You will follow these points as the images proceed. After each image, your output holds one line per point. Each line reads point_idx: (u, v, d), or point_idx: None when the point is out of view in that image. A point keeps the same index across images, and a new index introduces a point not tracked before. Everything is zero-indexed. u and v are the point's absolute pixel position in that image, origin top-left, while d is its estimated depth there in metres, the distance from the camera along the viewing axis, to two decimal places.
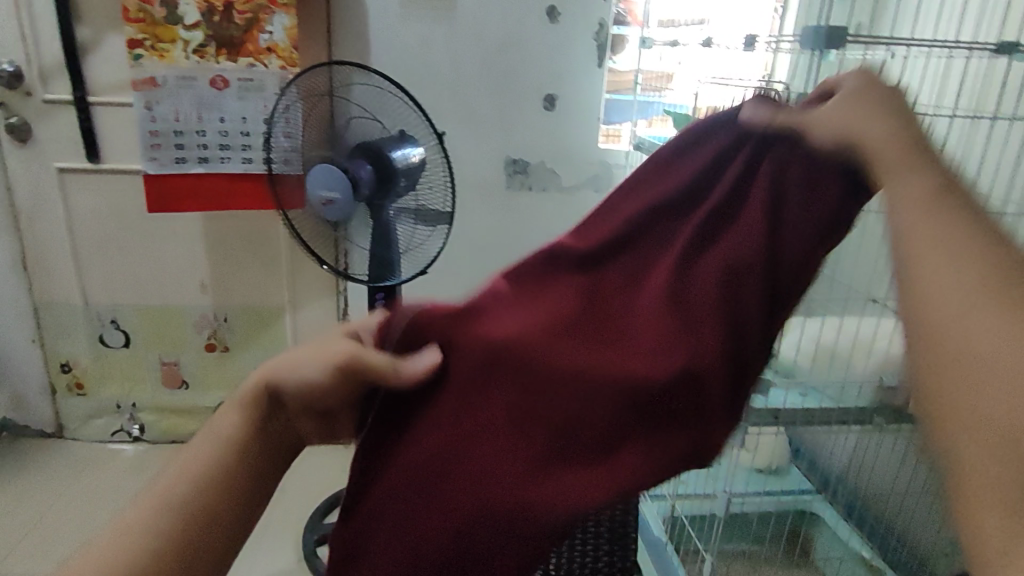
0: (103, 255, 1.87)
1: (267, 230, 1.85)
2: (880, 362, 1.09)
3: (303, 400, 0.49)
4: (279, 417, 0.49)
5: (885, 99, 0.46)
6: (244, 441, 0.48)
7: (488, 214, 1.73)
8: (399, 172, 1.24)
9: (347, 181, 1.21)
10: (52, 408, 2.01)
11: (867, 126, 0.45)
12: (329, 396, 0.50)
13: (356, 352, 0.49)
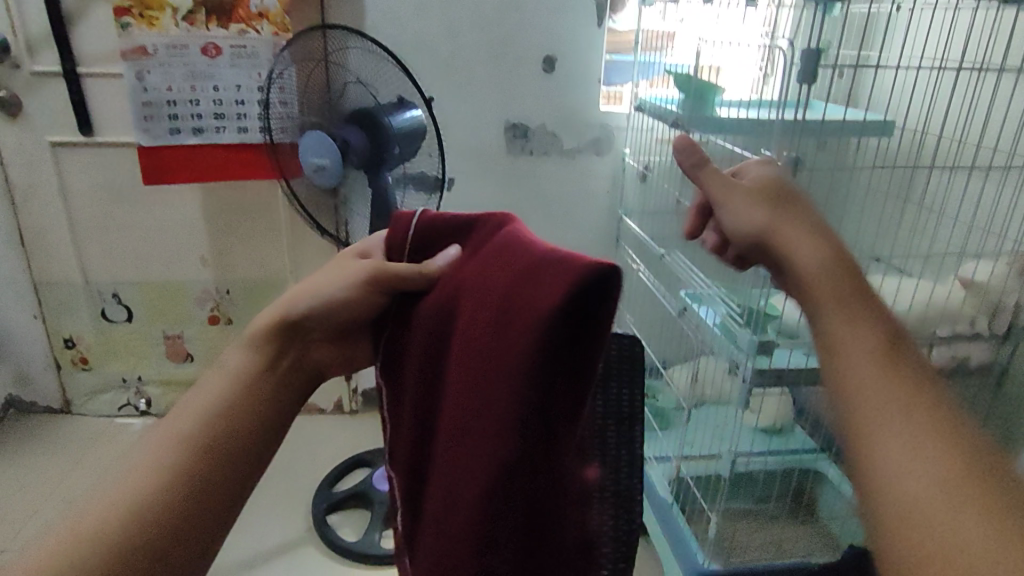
0: (102, 230, 1.86)
1: (266, 201, 1.83)
2: None
3: (308, 327, 0.64)
4: (297, 342, 0.63)
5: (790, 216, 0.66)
6: (259, 371, 0.60)
7: (488, 180, 1.71)
8: (391, 138, 1.22)
9: (337, 149, 1.21)
10: (57, 384, 2.02)
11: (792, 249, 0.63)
12: (336, 311, 0.64)
13: (376, 266, 0.62)
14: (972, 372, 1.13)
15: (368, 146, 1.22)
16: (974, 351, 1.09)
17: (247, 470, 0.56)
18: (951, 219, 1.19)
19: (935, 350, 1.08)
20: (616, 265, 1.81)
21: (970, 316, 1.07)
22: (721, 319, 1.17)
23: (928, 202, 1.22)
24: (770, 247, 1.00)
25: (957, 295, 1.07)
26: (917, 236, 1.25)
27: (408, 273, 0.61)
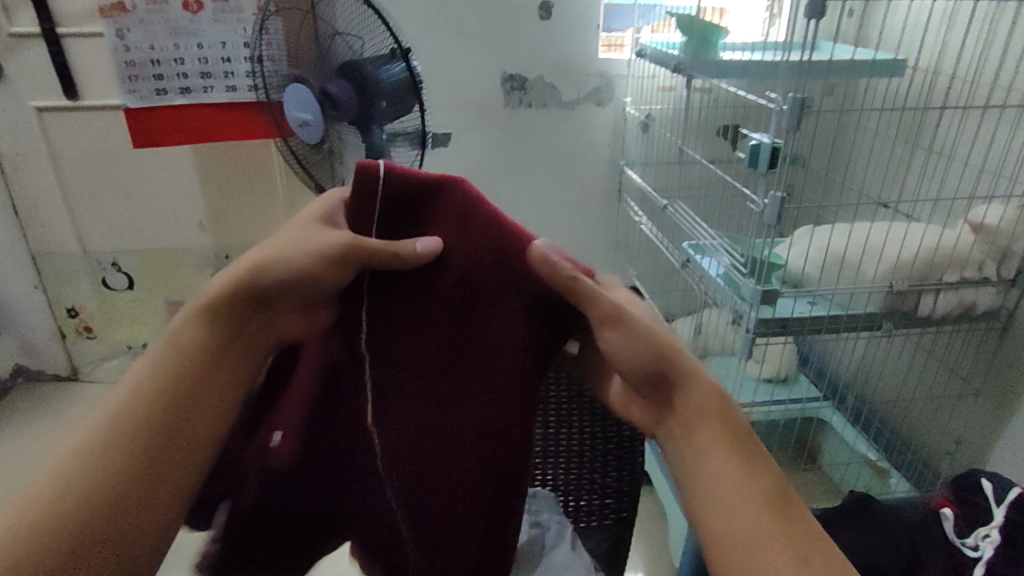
0: (96, 197, 1.83)
1: (260, 162, 1.79)
2: (890, 267, 1.06)
3: (272, 300, 0.63)
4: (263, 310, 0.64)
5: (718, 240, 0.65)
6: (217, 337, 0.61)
7: (486, 135, 1.67)
8: (375, 91, 1.15)
9: (315, 102, 1.20)
10: (63, 353, 2.03)
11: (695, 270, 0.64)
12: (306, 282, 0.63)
13: (352, 239, 0.62)
14: (978, 318, 1.12)
15: (354, 100, 1.17)
16: (979, 298, 1.08)
17: (193, 456, 0.58)
18: (961, 162, 1.15)
19: (941, 296, 1.06)
20: (618, 218, 1.78)
21: (977, 261, 1.05)
22: (724, 270, 1.15)
23: (937, 145, 1.19)
24: (774, 195, 0.97)
25: (966, 241, 1.05)
26: (926, 182, 1.22)
27: (387, 252, 0.63)
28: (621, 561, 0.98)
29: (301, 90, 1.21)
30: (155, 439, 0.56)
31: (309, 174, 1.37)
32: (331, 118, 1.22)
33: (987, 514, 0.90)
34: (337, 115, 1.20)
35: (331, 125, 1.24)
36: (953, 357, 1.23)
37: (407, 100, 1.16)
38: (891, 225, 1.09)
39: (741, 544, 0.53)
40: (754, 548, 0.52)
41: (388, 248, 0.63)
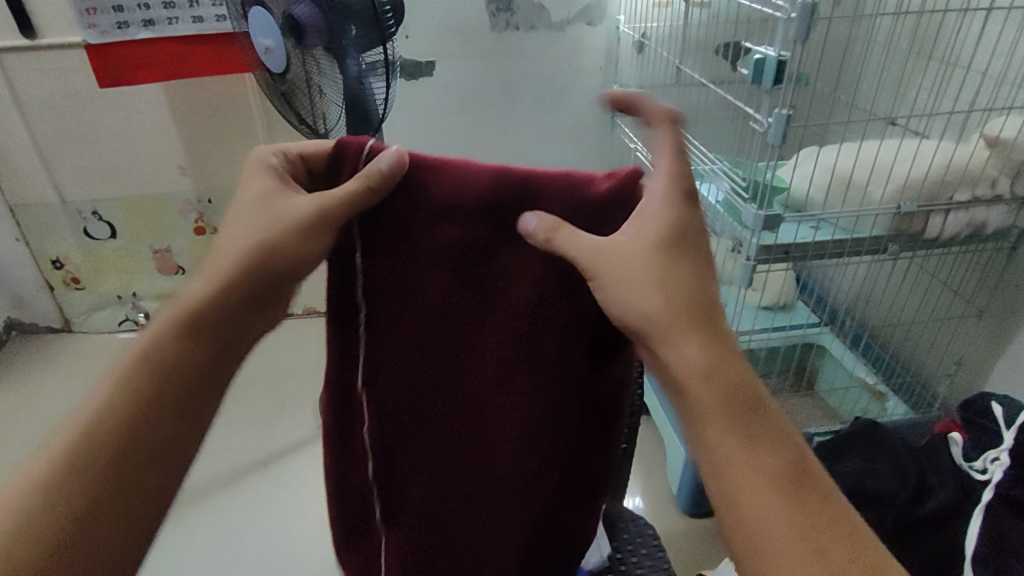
0: (68, 143, 1.75)
1: (237, 100, 1.71)
2: (899, 187, 1.03)
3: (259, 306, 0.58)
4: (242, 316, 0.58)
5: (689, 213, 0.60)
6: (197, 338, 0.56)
7: (473, 62, 1.58)
8: (341, 19, 1.08)
9: (277, 28, 1.13)
10: (53, 305, 2.00)
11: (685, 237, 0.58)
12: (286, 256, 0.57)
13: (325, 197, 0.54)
14: (987, 239, 1.09)
15: (316, 28, 1.10)
16: (991, 218, 1.04)
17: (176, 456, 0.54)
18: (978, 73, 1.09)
19: (951, 216, 1.03)
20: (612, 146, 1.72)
21: (990, 178, 1.01)
22: (724, 195, 1.11)
23: (951, 55, 1.12)
24: (781, 113, 0.92)
25: (980, 157, 1.00)
26: (938, 96, 1.16)
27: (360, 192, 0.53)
28: (622, 491, 0.97)
29: (265, 15, 1.13)
30: (130, 443, 0.52)
31: (291, 110, 1.29)
32: (294, 46, 1.15)
33: (997, 436, 0.90)
34: (302, 44, 1.13)
35: (295, 52, 1.17)
36: (958, 277, 1.21)
37: (374, 32, 1.09)
38: (902, 143, 1.05)
39: (745, 504, 0.51)
40: (759, 505, 0.51)
41: (354, 186, 0.53)
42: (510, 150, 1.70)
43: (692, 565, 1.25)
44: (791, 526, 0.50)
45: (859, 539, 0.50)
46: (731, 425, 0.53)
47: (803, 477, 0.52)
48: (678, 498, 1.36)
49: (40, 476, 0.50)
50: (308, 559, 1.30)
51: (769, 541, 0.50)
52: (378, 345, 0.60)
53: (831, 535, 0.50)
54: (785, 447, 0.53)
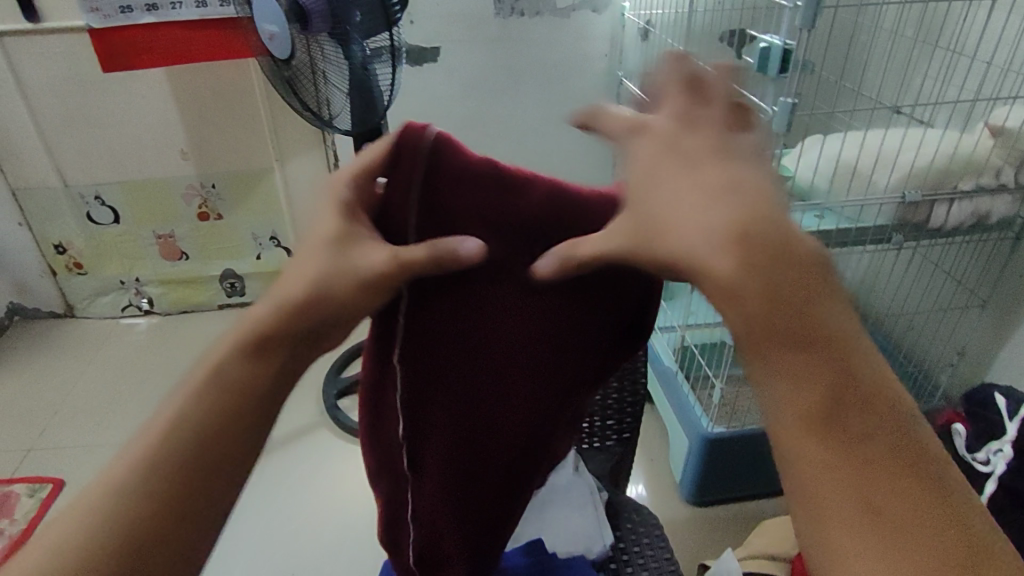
0: (70, 128, 1.75)
1: (241, 86, 1.72)
2: (903, 175, 1.03)
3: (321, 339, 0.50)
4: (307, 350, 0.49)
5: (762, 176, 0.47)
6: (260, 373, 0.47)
7: (477, 48, 1.57)
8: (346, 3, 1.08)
9: (281, 15, 1.12)
10: (56, 290, 2.00)
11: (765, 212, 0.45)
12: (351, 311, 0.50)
13: (398, 254, 0.50)
14: (991, 228, 1.09)
15: (321, 12, 1.09)
16: (995, 208, 1.04)
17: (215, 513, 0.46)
18: (984, 62, 1.08)
19: (956, 205, 1.02)
20: None
21: (995, 167, 1.01)
22: None
23: (957, 43, 1.12)
24: (786, 100, 0.91)
25: (984, 146, 1.00)
26: (944, 84, 1.15)
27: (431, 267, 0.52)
28: (625, 480, 0.98)
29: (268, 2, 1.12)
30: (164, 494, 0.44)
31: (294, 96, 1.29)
32: (297, 30, 1.13)
33: (999, 428, 0.89)
34: (305, 29, 1.12)
35: (299, 38, 1.16)
36: (960, 267, 1.21)
37: (380, 16, 1.09)
38: (907, 132, 1.04)
39: (804, 458, 0.40)
40: (823, 461, 0.39)
41: (424, 259, 0.51)
42: (513, 137, 1.70)
43: (692, 553, 1.27)
44: (856, 493, 0.39)
45: (947, 524, 0.39)
46: (808, 370, 0.40)
47: (885, 433, 0.40)
48: (680, 486, 1.37)
49: (112, 478, 0.44)
50: (310, 543, 1.31)
51: (828, 505, 0.39)
52: (414, 339, 0.58)
53: (909, 510, 0.38)
54: (873, 399, 0.40)
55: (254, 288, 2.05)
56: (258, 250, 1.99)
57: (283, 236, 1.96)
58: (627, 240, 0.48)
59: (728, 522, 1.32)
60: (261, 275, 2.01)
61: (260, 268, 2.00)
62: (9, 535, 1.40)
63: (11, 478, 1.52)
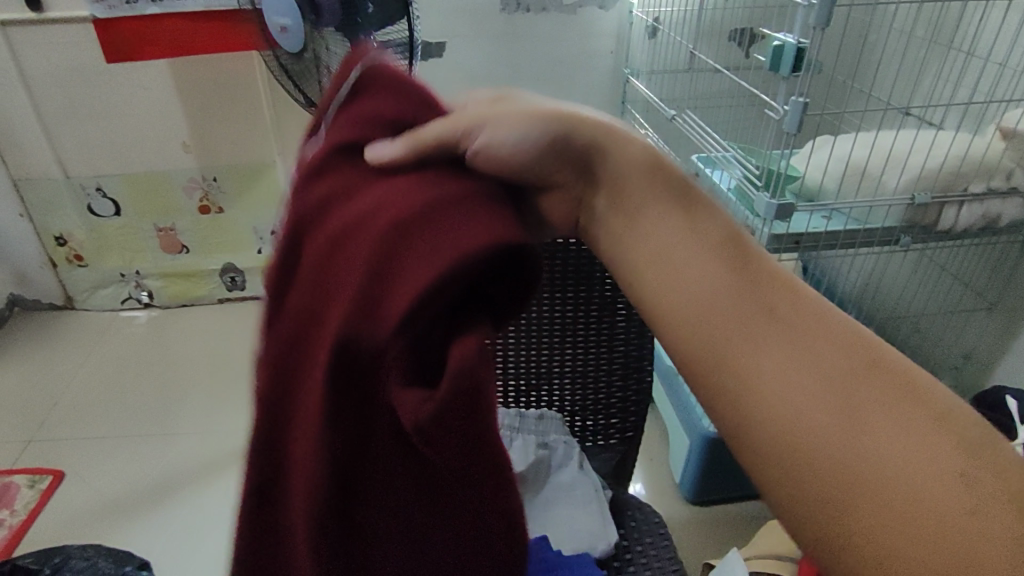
0: (73, 119, 1.74)
1: (245, 79, 1.71)
2: (913, 177, 1.02)
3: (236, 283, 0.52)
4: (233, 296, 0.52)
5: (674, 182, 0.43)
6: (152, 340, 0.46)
7: (481, 42, 1.56)
8: None
9: (293, 7, 1.12)
10: (56, 282, 1.99)
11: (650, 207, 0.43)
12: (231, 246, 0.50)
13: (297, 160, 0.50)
14: (1003, 233, 1.08)
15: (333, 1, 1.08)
16: (1007, 211, 1.03)
17: None
18: (990, 61, 1.08)
19: (966, 208, 1.01)
20: None
21: (1006, 170, 1.00)
22: (735, 182, 1.10)
23: (964, 42, 1.11)
24: (796, 100, 0.90)
25: (996, 149, 0.99)
26: (948, 83, 1.15)
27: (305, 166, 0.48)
28: (628, 478, 0.97)
29: None
30: None
31: (298, 90, 1.28)
32: (310, 23, 1.13)
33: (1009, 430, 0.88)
34: (317, 20, 1.12)
35: (311, 31, 1.16)
36: (967, 269, 1.21)
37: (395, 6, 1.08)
38: (918, 133, 1.03)
39: (732, 356, 0.37)
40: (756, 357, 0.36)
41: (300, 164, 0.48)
42: None
43: (693, 553, 1.26)
44: (795, 383, 0.35)
45: (920, 416, 0.33)
46: (723, 296, 0.38)
47: (801, 335, 0.37)
48: (682, 485, 1.36)
49: None
50: None
51: (770, 423, 0.35)
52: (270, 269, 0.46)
53: (858, 398, 0.34)
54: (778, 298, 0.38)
55: (254, 281, 2.04)
56: (259, 244, 1.98)
57: None
58: (536, 123, 0.43)
59: (729, 521, 1.31)
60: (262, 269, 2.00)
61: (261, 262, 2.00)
62: (10, 525, 1.38)
63: (10, 469, 1.51)
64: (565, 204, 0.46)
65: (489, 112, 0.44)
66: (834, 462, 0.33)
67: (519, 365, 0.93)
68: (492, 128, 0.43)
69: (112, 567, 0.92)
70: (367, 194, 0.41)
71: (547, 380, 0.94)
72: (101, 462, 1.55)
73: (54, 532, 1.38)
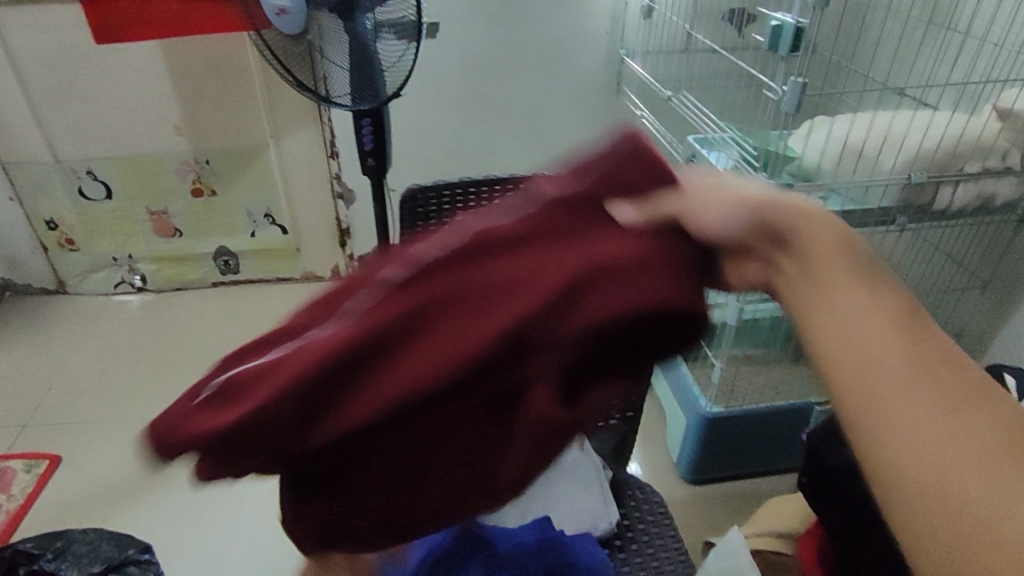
0: (61, 101, 1.71)
1: (237, 59, 1.68)
2: (910, 157, 1.02)
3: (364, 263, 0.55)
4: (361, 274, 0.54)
5: (837, 260, 0.38)
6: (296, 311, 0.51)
7: (477, 22, 1.54)
8: None
9: None
10: (48, 266, 1.98)
11: (821, 233, 0.39)
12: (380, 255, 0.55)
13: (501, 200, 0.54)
14: (996, 211, 1.10)
15: None
16: (1000, 190, 1.04)
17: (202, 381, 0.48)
18: (978, 39, 1.09)
19: (961, 188, 1.03)
20: (614, 112, 1.71)
21: (1001, 150, 1.01)
22: (732, 163, 1.10)
23: (952, 20, 1.13)
24: (796, 80, 0.90)
25: (992, 128, 1.00)
26: (938, 62, 1.16)
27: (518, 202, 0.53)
28: (627, 458, 0.98)
29: None
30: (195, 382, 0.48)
31: (289, 74, 1.24)
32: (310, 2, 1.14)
33: None
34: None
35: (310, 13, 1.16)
36: (961, 249, 1.22)
37: None
38: (914, 113, 1.04)
39: (871, 381, 0.33)
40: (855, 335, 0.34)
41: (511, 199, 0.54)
42: (511, 112, 1.69)
43: (689, 533, 1.28)
44: (921, 400, 0.31)
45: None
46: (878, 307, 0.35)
47: (946, 381, 0.32)
48: (679, 466, 1.37)
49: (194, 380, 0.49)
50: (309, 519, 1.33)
51: (879, 430, 0.31)
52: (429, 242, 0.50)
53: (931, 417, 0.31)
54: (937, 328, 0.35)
55: (248, 264, 2.04)
56: (253, 228, 1.97)
57: (277, 213, 1.94)
58: (746, 208, 0.42)
59: (724, 499, 1.34)
60: (257, 252, 1.99)
61: (256, 245, 1.99)
62: (7, 510, 1.39)
63: (6, 455, 1.51)
64: (758, 270, 0.43)
65: (706, 194, 0.46)
66: (866, 436, 0.32)
67: None
68: (699, 210, 0.45)
69: (114, 552, 0.92)
70: (567, 236, 0.47)
71: None
72: (98, 447, 1.55)
73: (51, 517, 1.38)
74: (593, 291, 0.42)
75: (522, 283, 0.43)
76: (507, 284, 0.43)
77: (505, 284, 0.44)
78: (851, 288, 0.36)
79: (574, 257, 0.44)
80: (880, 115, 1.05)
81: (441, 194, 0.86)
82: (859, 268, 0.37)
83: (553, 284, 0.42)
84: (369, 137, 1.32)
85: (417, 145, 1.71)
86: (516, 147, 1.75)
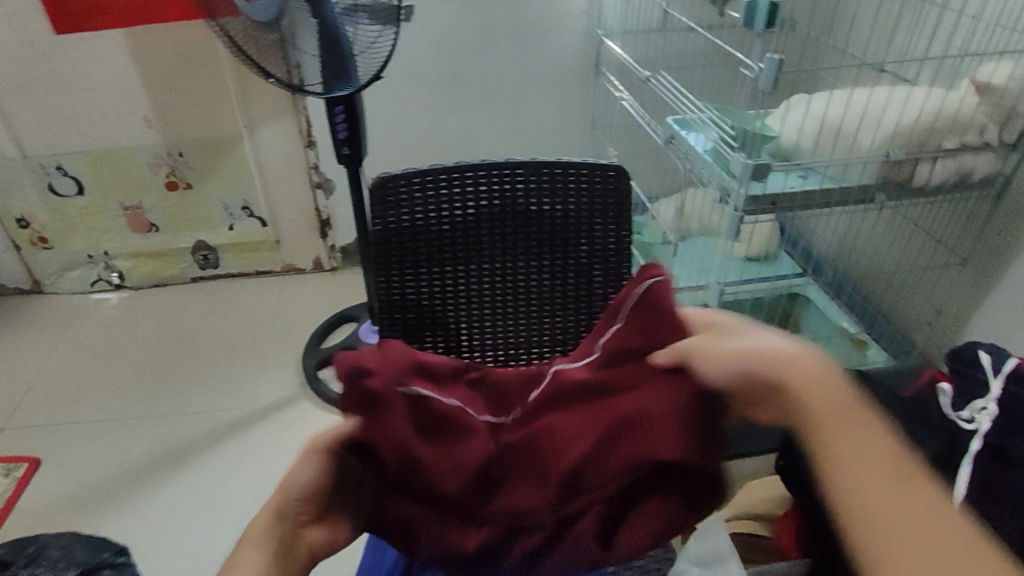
0: (25, 94, 1.66)
1: (205, 47, 1.64)
2: (889, 133, 1.01)
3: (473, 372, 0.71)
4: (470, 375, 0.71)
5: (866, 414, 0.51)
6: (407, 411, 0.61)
7: (451, 4, 1.51)
8: None
9: None
10: (21, 265, 1.94)
11: (814, 403, 0.51)
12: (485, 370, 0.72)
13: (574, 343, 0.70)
14: (975, 186, 1.09)
15: None
16: (979, 165, 1.04)
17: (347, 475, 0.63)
18: (957, 12, 1.08)
19: (940, 164, 1.02)
20: (595, 94, 1.69)
21: (980, 124, 1.00)
22: (712, 144, 1.09)
23: None
24: (771, 56, 0.89)
25: (970, 102, 0.99)
26: (917, 36, 1.15)
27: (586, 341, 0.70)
28: None
29: None
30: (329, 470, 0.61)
31: (254, 64, 1.19)
32: None
33: (983, 386, 0.73)
34: None
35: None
36: (939, 225, 1.22)
37: None
38: (892, 89, 1.02)
39: (828, 456, 0.49)
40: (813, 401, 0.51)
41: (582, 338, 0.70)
42: (490, 97, 1.66)
43: None
44: (882, 487, 0.46)
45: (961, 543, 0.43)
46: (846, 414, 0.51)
47: (906, 487, 0.46)
48: None
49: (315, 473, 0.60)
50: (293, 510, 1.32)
51: (847, 497, 0.47)
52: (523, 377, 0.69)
53: (871, 469, 0.47)
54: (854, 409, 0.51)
55: (227, 259, 2.00)
56: (231, 221, 1.93)
57: (255, 205, 1.91)
58: (745, 369, 0.56)
59: None
60: (236, 246, 1.96)
61: (234, 239, 1.96)
62: None
63: None
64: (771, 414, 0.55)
65: (716, 344, 0.59)
66: (865, 539, 0.45)
67: (495, 337, 0.91)
68: (705, 364, 0.58)
69: (88, 556, 0.91)
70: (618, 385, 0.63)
71: (524, 351, 0.92)
72: (78, 447, 1.53)
73: (31, 521, 1.36)
74: (632, 436, 0.60)
75: (580, 431, 0.62)
76: (575, 430, 0.62)
77: (573, 430, 0.63)
78: (811, 396, 0.52)
79: (620, 411, 0.62)
80: (859, 91, 1.03)
81: (410, 180, 0.84)
82: (840, 404, 0.51)
83: (605, 431, 0.61)
84: (342, 125, 1.30)
85: (394, 133, 1.68)
86: (494, 133, 1.72)
